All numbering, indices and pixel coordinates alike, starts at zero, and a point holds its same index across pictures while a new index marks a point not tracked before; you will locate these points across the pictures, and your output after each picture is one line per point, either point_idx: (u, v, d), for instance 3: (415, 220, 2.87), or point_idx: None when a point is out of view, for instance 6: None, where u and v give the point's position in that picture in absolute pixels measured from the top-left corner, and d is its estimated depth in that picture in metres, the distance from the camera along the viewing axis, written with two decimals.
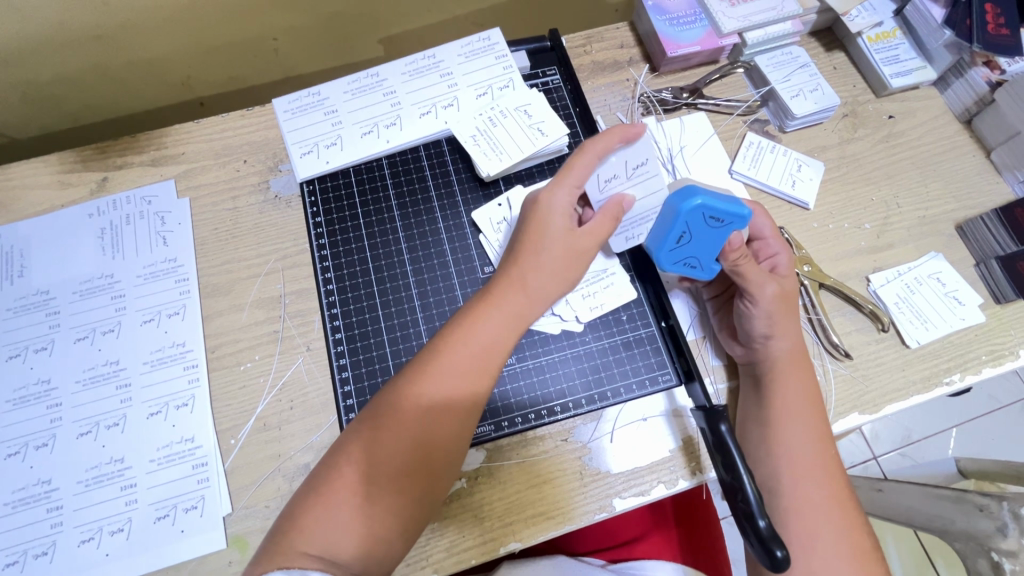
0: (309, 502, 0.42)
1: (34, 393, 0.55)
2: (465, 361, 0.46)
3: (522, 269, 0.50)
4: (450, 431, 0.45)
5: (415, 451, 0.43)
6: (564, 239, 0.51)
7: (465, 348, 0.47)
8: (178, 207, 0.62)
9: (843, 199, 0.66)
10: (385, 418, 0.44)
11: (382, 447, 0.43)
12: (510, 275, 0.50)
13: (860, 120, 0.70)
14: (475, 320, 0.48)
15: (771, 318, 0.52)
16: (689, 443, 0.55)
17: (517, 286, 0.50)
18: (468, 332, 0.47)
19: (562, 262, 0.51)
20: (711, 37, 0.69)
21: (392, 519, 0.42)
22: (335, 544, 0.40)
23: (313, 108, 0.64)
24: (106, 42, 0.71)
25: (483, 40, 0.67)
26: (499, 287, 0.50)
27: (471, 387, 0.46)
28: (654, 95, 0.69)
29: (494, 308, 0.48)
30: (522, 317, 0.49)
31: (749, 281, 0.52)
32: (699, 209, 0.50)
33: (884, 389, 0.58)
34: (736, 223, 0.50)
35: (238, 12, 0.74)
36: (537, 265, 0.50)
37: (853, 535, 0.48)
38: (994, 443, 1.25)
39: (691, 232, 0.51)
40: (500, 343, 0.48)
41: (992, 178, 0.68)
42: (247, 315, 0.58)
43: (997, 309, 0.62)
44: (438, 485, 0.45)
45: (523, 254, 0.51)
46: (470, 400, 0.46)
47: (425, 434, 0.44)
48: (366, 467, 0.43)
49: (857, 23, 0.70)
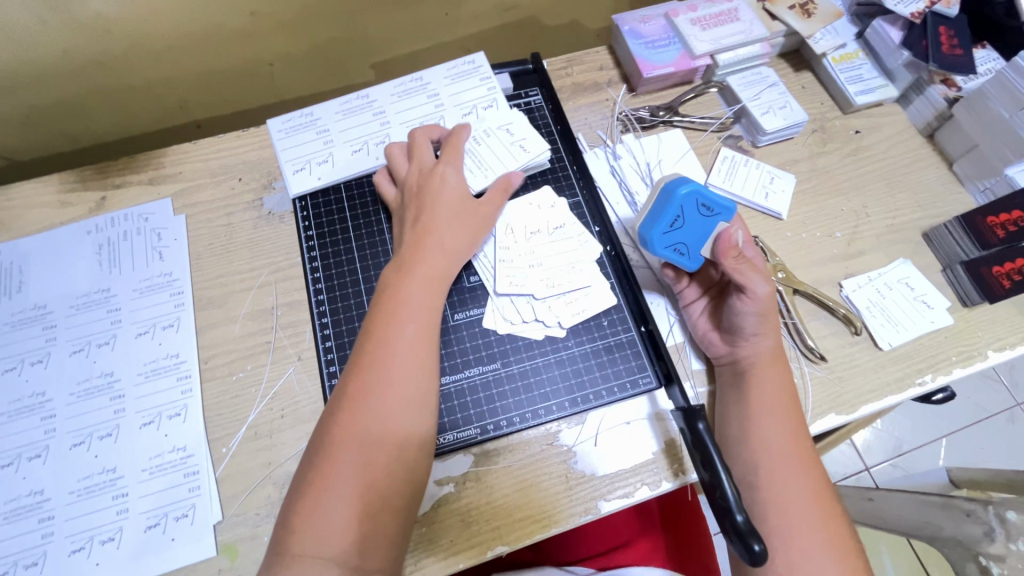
0: (299, 505, 0.43)
1: (29, 405, 0.56)
2: (407, 333, 0.50)
3: (437, 236, 0.56)
4: (407, 399, 0.47)
5: (380, 426, 0.46)
6: (461, 206, 0.58)
7: (401, 322, 0.50)
8: (174, 224, 0.64)
9: (814, 209, 0.69)
10: (348, 404, 0.46)
11: (350, 431, 0.45)
12: (427, 245, 0.55)
13: (828, 135, 0.73)
14: (402, 291, 0.52)
15: (763, 315, 0.54)
16: (672, 445, 0.56)
17: (437, 251, 0.55)
18: (395, 306, 0.51)
19: (467, 225, 0.58)
20: (684, 59, 0.73)
21: (381, 501, 0.44)
22: (331, 537, 0.42)
23: (306, 128, 0.67)
24: (108, 68, 0.74)
25: (467, 63, 0.70)
26: (415, 257, 0.54)
27: (414, 353, 0.49)
28: (632, 114, 0.72)
29: (418, 277, 0.53)
30: (445, 278, 0.55)
31: (745, 280, 0.54)
32: (692, 196, 0.55)
33: (859, 390, 0.60)
34: (723, 215, 0.55)
35: (235, 39, 0.77)
36: (448, 231, 0.56)
37: (830, 529, 0.50)
38: (983, 452, 1.27)
39: (685, 218, 0.55)
40: (425, 304, 0.52)
41: (955, 189, 0.71)
42: (240, 326, 0.60)
43: (964, 313, 0.64)
44: (414, 456, 0.46)
45: (433, 222, 0.56)
46: (415, 358, 0.49)
47: (386, 409, 0.46)
48: (340, 459, 0.44)
49: (821, 45, 0.74)
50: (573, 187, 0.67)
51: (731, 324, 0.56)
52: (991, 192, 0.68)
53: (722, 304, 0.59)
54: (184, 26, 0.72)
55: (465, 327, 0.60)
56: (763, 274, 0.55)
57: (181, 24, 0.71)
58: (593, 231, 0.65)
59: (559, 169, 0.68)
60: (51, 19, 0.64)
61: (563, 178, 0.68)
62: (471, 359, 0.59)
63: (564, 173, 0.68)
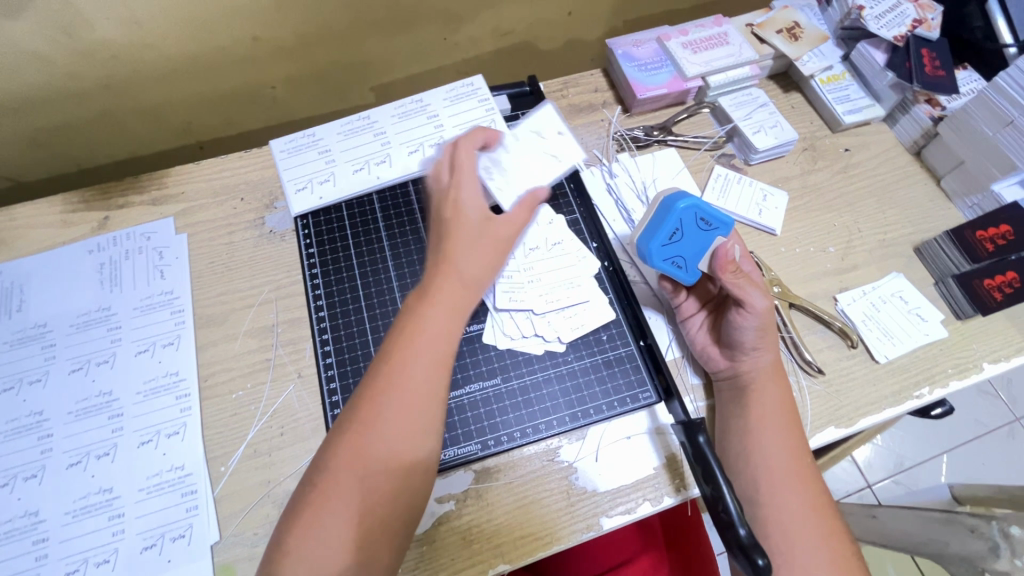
0: (297, 523, 0.43)
1: (26, 425, 0.55)
2: (419, 363, 0.47)
3: (458, 264, 0.51)
4: (415, 430, 0.46)
5: (387, 454, 0.45)
6: (487, 229, 0.53)
7: (417, 351, 0.47)
8: (176, 242, 0.65)
9: (807, 225, 0.71)
10: (355, 430, 0.45)
11: (355, 460, 0.44)
12: (445, 269, 0.51)
13: (819, 153, 0.75)
14: (419, 318, 0.48)
15: (762, 329, 0.55)
16: (673, 460, 0.56)
17: (459, 280, 0.50)
18: (410, 334, 0.48)
19: (491, 248, 0.52)
20: (677, 80, 0.75)
21: (378, 528, 0.44)
22: (327, 559, 0.41)
23: (308, 148, 0.69)
24: (112, 92, 0.76)
25: (466, 86, 0.72)
26: (435, 284, 0.50)
27: (427, 385, 0.47)
28: (627, 134, 0.74)
29: (436, 304, 0.49)
30: (462, 306, 0.50)
31: (743, 294, 0.54)
32: (691, 210, 0.55)
33: (857, 403, 0.61)
34: (721, 229, 0.56)
35: (238, 64, 0.79)
36: (469, 256, 0.51)
37: (834, 543, 0.49)
38: (985, 467, 1.26)
39: (683, 231, 0.56)
40: (443, 336, 0.49)
41: (944, 205, 0.73)
42: (240, 344, 0.60)
43: (959, 325, 0.65)
44: (414, 484, 0.46)
45: (452, 245, 0.51)
46: (428, 390, 0.47)
47: (395, 438, 0.45)
48: (341, 484, 0.44)
49: (809, 67, 0.77)
50: (570, 205, 0.69)
51: (730, 338, 0.56)
52: (980, 208, 0.69)
53: (721, 318, 0.59)
54: (190, 50, 0.74)
55: (465, 342, 0.60)
56: (761, 288, 0.55)
57: (187, 49, 0.73)
58: (590, 247, 0.66)
59: (557, 188, 0.70)
60: (60, 43, 0.66)
61: (561, 196, 0.69)
62: (472, 375, 0.59)
63: (562, 191, 0.70)
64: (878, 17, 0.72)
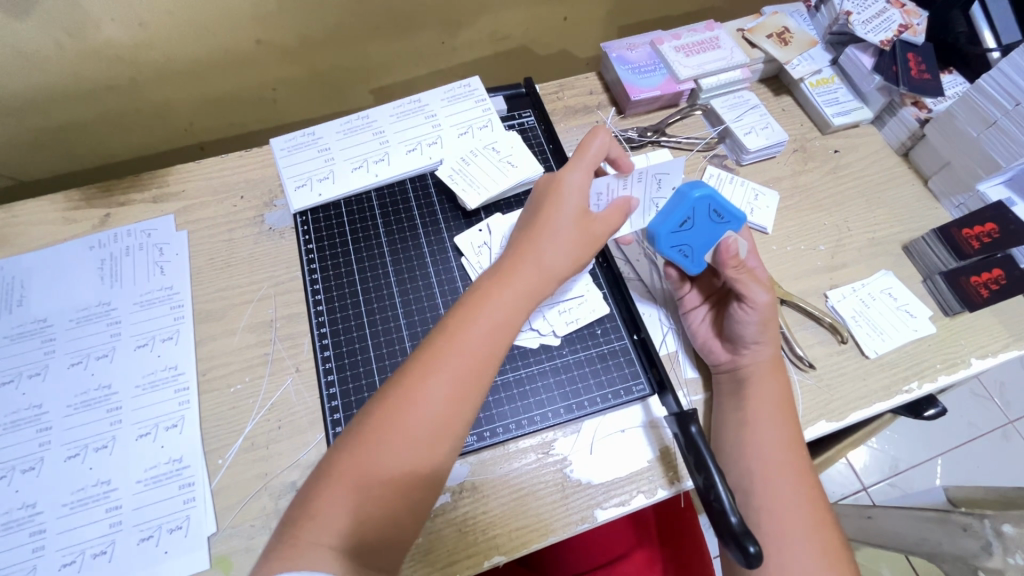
0: (318, 481, 0.43)
1: (25, 418, 0.56)
2: (482, 341, 0.48)
3: (536, 254, 0.53)
4: (466, 403, 0.46)
5: (432, 423, 0.45)
6: (579, 224, 0.54)
7: (483, 327, 0.49)
8: (176, 239, 0.66)
9: (798, 224, 0.72)
10: (406, 393, 0.45)
11: (395, 426, 0.44)
12: (526, 255, 0.53)
13: (809, 154, 0.77)
14: (489, 295, 0.50)
15: (763, 323, 0.56)
16: (666, 453, 0.57)
17: (532, 270, 0.52)
18: (478, 315, 0.49)
19: (577, 245, 0.54)
20: (670, 83, 0.76)
21: (388, 498, 0.43)
22: (341, 516, 0.41)
23: (307, 147, 0.70)
24: (116, 92, 0.77)
25: (463, 87, 0.74)
26: (511, 270, 0.52)
27: (485, 362, 0.48)
28: (621, 135, 0.76)
29: (510, 286, 0.51)
30: (536, 295, 0.52)
31: (745, 289, 0.56)
32: (706, 201, 0.56)
33: (848, 398, 0.62)
34: (733, 224, 0.57)
35: (240, 66, 0.81)
36: (551, 249, 0.53)
37: (824, 533, 0.50)
38: (979, 470, 1.27)
39: (694, 220, 0.57)
40: (507, 323, 0.50)
41: (931, 205, 0.74)
42: (239, 338, 0.61)
43: (947, 321, 0.66)
44: (444, 457, 0.45)
45: (539, 232, 0.54)
46: (483, 377, 0.48)
47: (443, 405, 0.45)
48: (376, 441, 0.43)
49: (798, 70, 0.78)
50: None
51: (731, 331, 0.58)
52: (966, 207, 0.71)
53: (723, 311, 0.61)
54: (193, 52, 0.75)
55: None
56: (763, 283, 0.57)
57: (191, 51, 0.75)
58: None
59: None
60: (67, 43, 0.67)
61: None
62: None
63: None
64: (865, 23, 0.74)
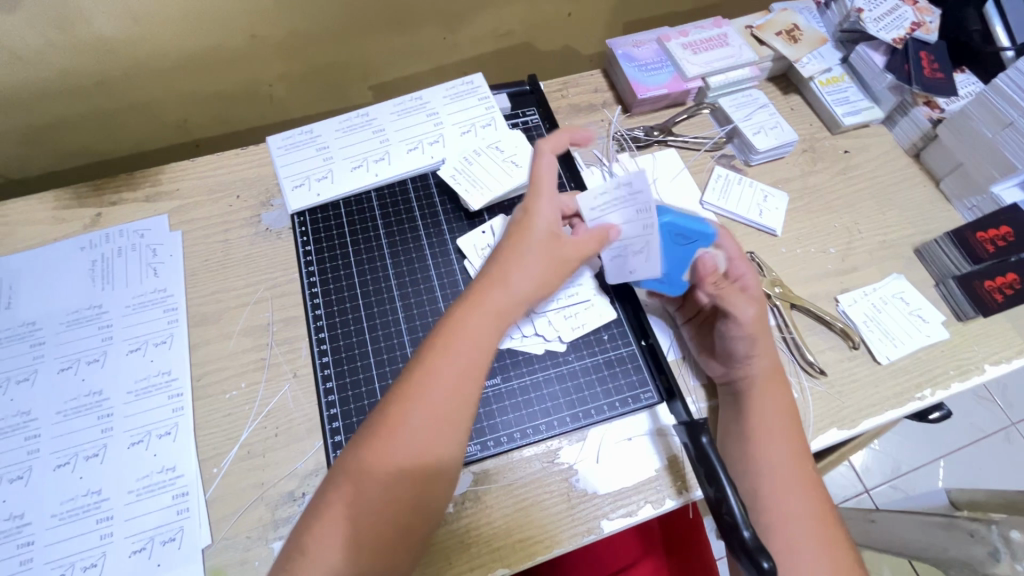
0: (314, 509, 0.44)
1: (12, 425, 0.54)
2: (455, 364, 0.47)
3: (509, 271, 0.51)
4: (440, 433, 0.45)
5: (409, 450, 0.44)
6: (548, 243, 0.52)
7: (452, 355, 0.47)
8: (170, 240, 0.64)
9: (807, 226, 0.70)
10: (381, 429, 0.45)
11: (375, 452, 0.44)
12: (492, 277, 0.51)
13: (818, 154, 0.75)
14: (463, 317, 0.49)
15: (751, 339, 0.54)
16: (675, 462, 0.55)
17: (507, 288, 0.51)
18: (451, 338, 0.48)
19: (549, 263, 0.52)
20: (677, 81, 0.75)
21: (372, 526, 0.42)
22: (328, 540, 0.42)
23: (306, 145, 0.68)
24: (108, 87, 0.75)
25: (466, 84, 0.72)
26: (484, 290, 0.51)
27: (456, 388, 0.46)
28: (627, 134, 0.74)
29: (478, 308, 0.49)
30: (507, 316, 0.50)
31: (730, 304, 0.54)
32: (669, 226, 0.55)
33: (860, 405, 0.60)
34: (702, 240, 0.56)
35: (235, 61, 0.79)
36: (522, 266, 0.51)
37: (837, 547, 0.49)
38: (982, 473, 1.26)
39: (665, 250, 0.56)
40: (482, 345, 0.48)
41: (943, 207, 0.73)
42: (235, 343, 0.59)
43: (960, 326, 0.65)
44: (428, 482, 0.44)
45: (506, 254, 0.52)
46: (458, 399, 0.46)
47: (418, 437, 0.44)
48: (354, 480, 0.43)
49: (808, 68, 0.77)
50: None
51: (721, 348, 0.56)
52: (979, 209, 0.70)
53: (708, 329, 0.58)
54: (188, 47, 0.73)
55: None
56: (746, 300, 0.54)
57: (185, 47, 0.73)
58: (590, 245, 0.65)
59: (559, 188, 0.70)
60: (56, 39, 0.65)
61: None
62: None
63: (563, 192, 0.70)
64: (877, 20, 0.73)
